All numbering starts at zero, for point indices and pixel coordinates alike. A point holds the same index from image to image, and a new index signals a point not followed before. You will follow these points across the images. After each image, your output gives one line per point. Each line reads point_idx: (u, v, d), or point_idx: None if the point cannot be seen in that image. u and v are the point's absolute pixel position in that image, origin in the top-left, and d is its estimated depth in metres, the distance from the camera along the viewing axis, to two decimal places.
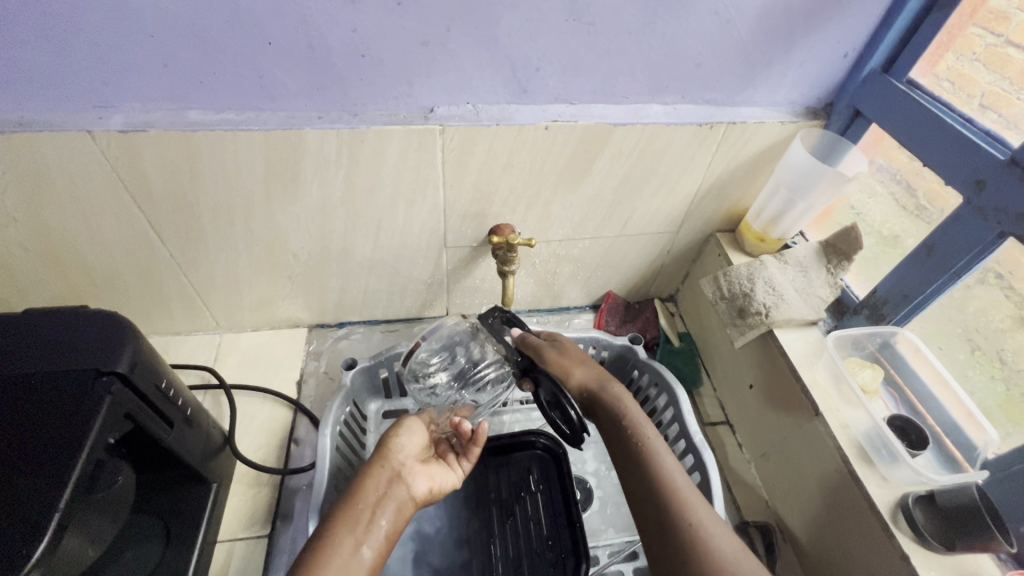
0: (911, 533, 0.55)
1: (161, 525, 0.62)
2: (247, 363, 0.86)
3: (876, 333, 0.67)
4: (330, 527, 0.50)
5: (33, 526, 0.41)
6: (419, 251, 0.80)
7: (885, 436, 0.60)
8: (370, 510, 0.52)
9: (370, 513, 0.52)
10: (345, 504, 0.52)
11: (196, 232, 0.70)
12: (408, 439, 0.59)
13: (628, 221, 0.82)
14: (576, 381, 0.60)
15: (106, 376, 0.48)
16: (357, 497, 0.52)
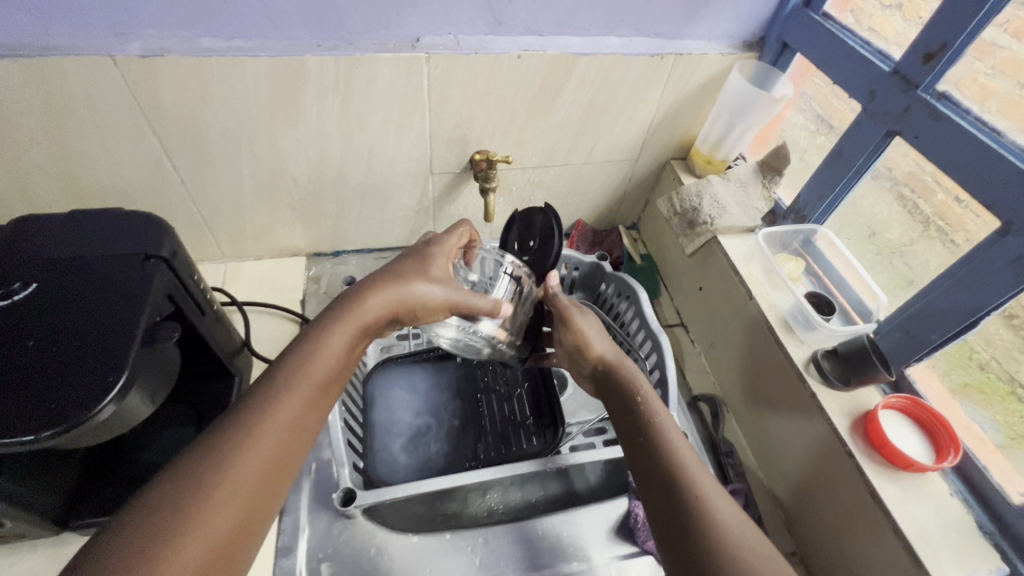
0: (819, 377, 0.69)
1: (194, 411, 0.71)
2: (253, 286, 0.94)
3: (799, 230, 0.81)
4: (302, 351, 0.50)
5: (113, 363, 0.48)
6: (408, 178, 0.89)
7: (803, 308, 0.73)
8: (344, 343, 0.52)
9: (346, 349, 0.53)
10: (320, 333, 0.52)
11: (206, 157, 0.78)
12: (423, 287, 0.55)
13: (594, 148, 0.92)
14: (596, 353, 0.62)
15: (153, 259, 0.56)
16: (332, 331, 0.52)
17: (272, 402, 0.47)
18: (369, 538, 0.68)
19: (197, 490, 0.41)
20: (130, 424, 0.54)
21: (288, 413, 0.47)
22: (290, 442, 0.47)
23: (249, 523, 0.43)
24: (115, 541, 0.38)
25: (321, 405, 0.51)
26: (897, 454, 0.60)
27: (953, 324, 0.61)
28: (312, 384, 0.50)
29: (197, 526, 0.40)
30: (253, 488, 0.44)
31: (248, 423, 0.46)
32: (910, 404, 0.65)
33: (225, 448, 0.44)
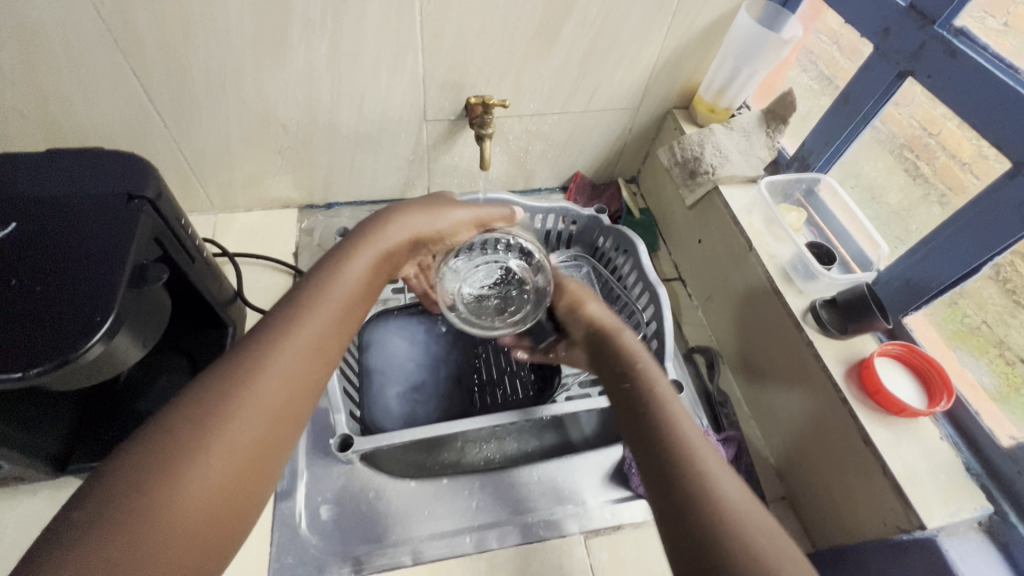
0: (816, 326, 0.69)
1: (188, 360, 0.71)
2: (244, 237, 0.92)
3: (802, 179, 0.79)
4: (333, 267, 0.51)
5: (100, 303, 0.47)
6: (401, 125, 0.86)
7: (803, 258, 0.72)
8: (370, 266, 0.53)
9: (372, 271, 0.53)
10: (345, 254, 0.53)
11: (189, 99, 0.74)
12: (438, 216, 0.61)
13: (593, 95, 0.89)
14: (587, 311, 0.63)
15: (137, 199, 0.54)
16: (359, 251, 0.53)
17: (306, 310, 0.47)
18: (368, 482, 0.69)
19: (237, 385, 0.42)
20: (115, 370, 0.53)
21: (314, 330, 0.47)
22: (325, 348, 0.47)
23: (288, 421, 0.43)
24: (160, 428, 0.39)
25: (352, 316, 0.50)
26: (890, 400, 0.61)
27: (955, 270, 0.60)
28: (336, 303, 0.49)
29: (242, 414, 0.41)
30: (278, 399, 0.43)
31: (274, 335, 0.45)
32: (907, 352, 0.65)
33: (258, 348, 0.44)
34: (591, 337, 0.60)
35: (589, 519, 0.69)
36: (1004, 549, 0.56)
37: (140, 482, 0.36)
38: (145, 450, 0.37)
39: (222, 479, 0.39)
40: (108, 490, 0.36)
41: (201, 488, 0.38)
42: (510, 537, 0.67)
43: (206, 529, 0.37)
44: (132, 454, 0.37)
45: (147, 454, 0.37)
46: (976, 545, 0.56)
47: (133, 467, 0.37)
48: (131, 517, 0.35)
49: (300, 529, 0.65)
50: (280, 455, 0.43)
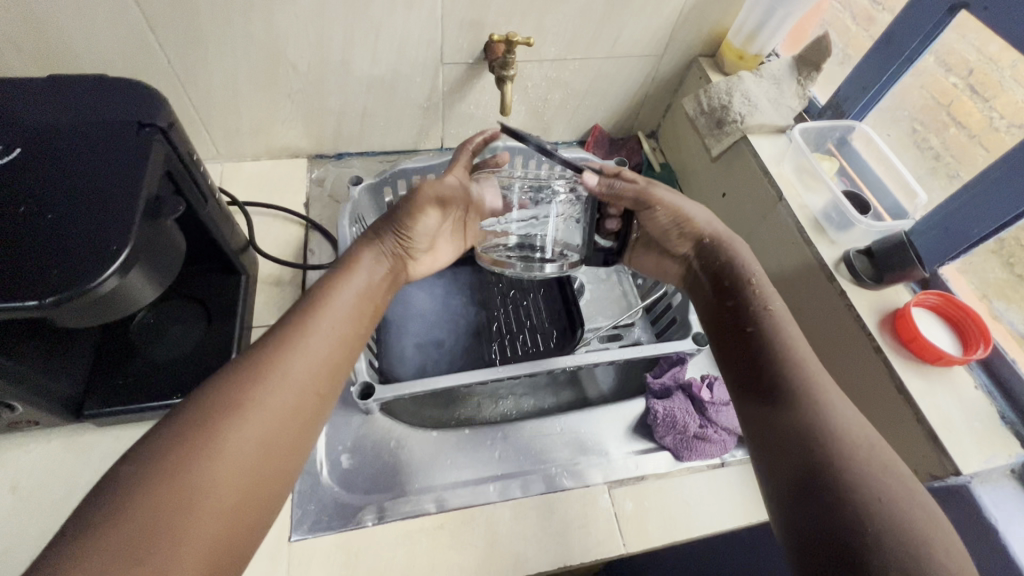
0: (849, 275, 0.67)
1: (203, 307, 0.68)
2: (252, 187, 0.88)
3: (836, 127, 0.76)
4: (337, 276, 0.53)
5: (116, 232, 0.45)
6: (418, 68, 0.82)
7: (839, 205, 0.70)
8: (371, 276, 0.54)
9: (374, 279, 0.55)
10: (347, 265, 0.54)
11: (196, 32, 0.70)
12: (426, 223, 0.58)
13: (618, 39, 0.85)
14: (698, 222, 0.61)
15: (148, 127, 0.51)
16: (359, 265, 0.54)
17: (307, 326, 0.47)
18: (388, 431, 0.68)
19: (246, 390, 0.42)
20: (132, 307, 0.50)
21: (319, 340, 0.47)
22: (332, 353, 0.48)
23: (296, 426, 0.44)
24: (170, 434, 0.39)
25: (360, 321, 0.52)
26: (927, 347, 0.59)
27: (1001, 215, 0.58)
28: (339, 317, 0.50)
29: (249, 424, 0.41)
30: (285, 410, 0.43)
31: (279, 346, 0.45)
32: (942, 301, 0.63)
33: (264, 356, 0.44)
34: (698, 249, 0.61)
35: (613, 469, 0.68)
36: None
37: (152, 484, 0.36)
38: (149, 461, 0.37)
39: (234, 481, 0.39)
40: (120, 493, 0.36)
41: (215, 487, 0.38)
42: (533, 486, 0.66)
43: (221, 529, 0.38)
44: (141, 460, 0.37)
45: (157, 458, 0.38)
46: (1010, 492, 0.55)
47: (143, 471, 0.37)
48: (145, 517, 0.35)
49: (321, 477, 0.64)
50: (291, 460, 0.43)
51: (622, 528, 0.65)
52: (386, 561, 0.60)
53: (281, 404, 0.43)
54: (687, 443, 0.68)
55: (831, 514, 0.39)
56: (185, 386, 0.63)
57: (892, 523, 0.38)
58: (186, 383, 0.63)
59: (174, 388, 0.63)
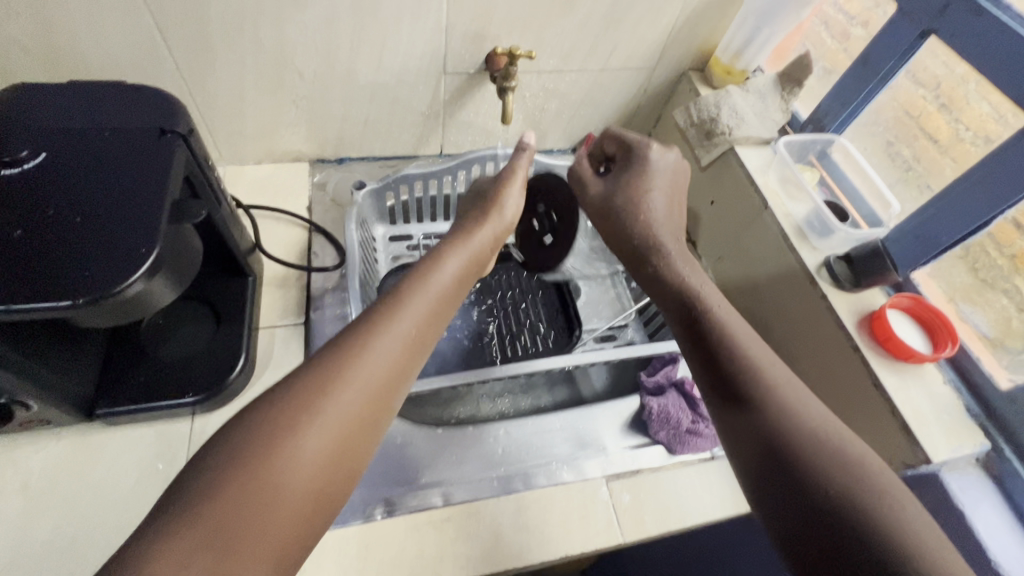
0: (830, 280, 0.72)
1: (212, 308, 0.70)
2: (255, 190, 0.90)
3: (818, 140, 0.81)
4: (407, 287, 0.52)
5: (145, 236, 0.46)
6: (421, 77, 0.85)
7: (821, 215, 0.74)
8: (454, 275, 0.56)
9: (457, 277, 0.56)
10: (435, 260, 0.56)
11: (205, 39, 0.71)
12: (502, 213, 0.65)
13: (613, 53, 0.89)
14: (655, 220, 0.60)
15: (170, 134, 0.52)
16: (444, 262, 0.56)
17: (389, 318, 0.48)
18: (395, 429, 0.71)
19: (328, 379, 0.42)
20: (153, 307, 0.51)
21: (399, 334, 0.47)
22: (399, 362, 0.47)
23: (363, 436, 0.43)
24: (261, 413, 0.40)
25: (433, 322, 0.51)
26: (901, 346, 0.64)
27: (967, 224, 0.63)
28: (420, 313, 0.50)
29: (327, 413, 0.41)
30: (361, 402, 0.43)
31: (363, 334, 0.46)
32: (913, 303, 0.68)
33: (337, 360, 0.44)
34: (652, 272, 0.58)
35: (610, 463, 0.71)
36: (998, 480, 0.61)
37: (241, 466, 0.37)
38: (239, 445, 0.38)
39: (306, 482, 0.39)
40: (216, 473, 0.37)
41: (293, 478, 0.38)
42: (536, 480, 0.69)
43: (289, 530, 0.37)
44: (221, 453, 0.38)
45: (235, 453, 0.38)
46: (973, 479, 0.61)
47: (221, 465, 0.37)
48: (224, 509, 0.35)
49: None
50: (356, 471, 0.42)
51: (619, 519, 0.68)
52: (395, 553, 0.62)
53: (363, 394, 0.43)
54: (681, 438, 0.72)
55: (800, 502, 0.40)
56: (198, 385, 0.65)
57: (882, 509, 0.38)
58: (196, 383, 0.65)
59: (186, 388, 0.65)
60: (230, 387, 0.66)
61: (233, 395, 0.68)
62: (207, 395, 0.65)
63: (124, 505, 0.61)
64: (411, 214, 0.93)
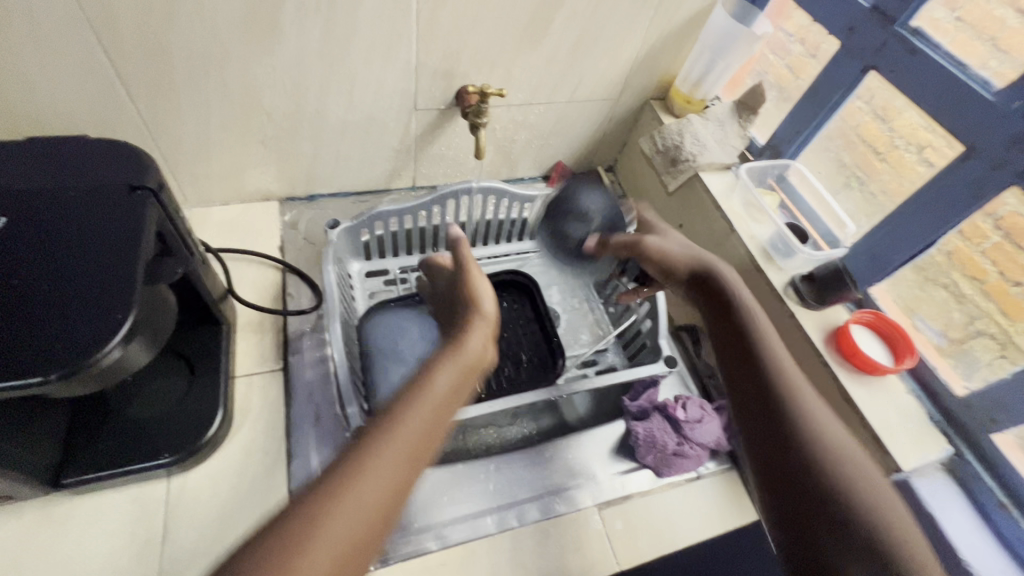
0: (797, 299, 0.76)
1: (184, 361, 0.67)
2: (223, 232, 0.87)
3: (776, 165, 0.86)
4: (433, 358, 0.48)
5: (119, 300, 0.44)
6: (392, 113, 0.85)
7: (783, 237, 0.78)
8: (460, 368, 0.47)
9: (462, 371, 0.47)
10: (445, 346, 0.49)
11: (169, 84, 0.70)
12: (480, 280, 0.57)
13: (579, 85, 0.91)
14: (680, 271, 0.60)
15: (141, 190, 0.51)
16: (452, 350, 0.49)
17: (399, 416, 0.42)
18: None
19: (331, 493, 0.36)
20: (131, 370, 0.49)
21: (412, 431, 0.41)
22: (439, 439, 0.43)
23: (366, 558, 0.36)
24: (259, 539, 0.34)
25: (444, 419, 0.44)
26: (865, 360, 0.68)
27: (916, 244, 0.68)
28: (431, 407, 0.44)
29: (327, 534, 0.35)
30: (366, 520, 0.37)
31: (372, 435, 0.40)
32: (875, 319, 0.72)
33: (380, 438, 0.40)
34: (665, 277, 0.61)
35: (601, 492, 0.72)
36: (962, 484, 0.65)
37: None
38: None
39: None
40: None
41: None
42: (529, 515, 0.69)
43: None
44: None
45: (261, 554, 0.33)
46: (940, 483, 0.64)
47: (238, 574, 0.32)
48: None
49: None
50: None
51: (614, 548, 0.68)
52: None
53: (364, 510, 0.37)
54: (667, 460, 0.73)
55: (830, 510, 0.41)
56: (173, 444, 0.62)
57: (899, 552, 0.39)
58: (171, 442, 0.62)
59: (160, 448, 0.62)
60: (208, 443, 0.64)
61: (211, 451, 0.65)
62: (183, 454, 0.62)
63: None
64: (387, 249, 0.93)
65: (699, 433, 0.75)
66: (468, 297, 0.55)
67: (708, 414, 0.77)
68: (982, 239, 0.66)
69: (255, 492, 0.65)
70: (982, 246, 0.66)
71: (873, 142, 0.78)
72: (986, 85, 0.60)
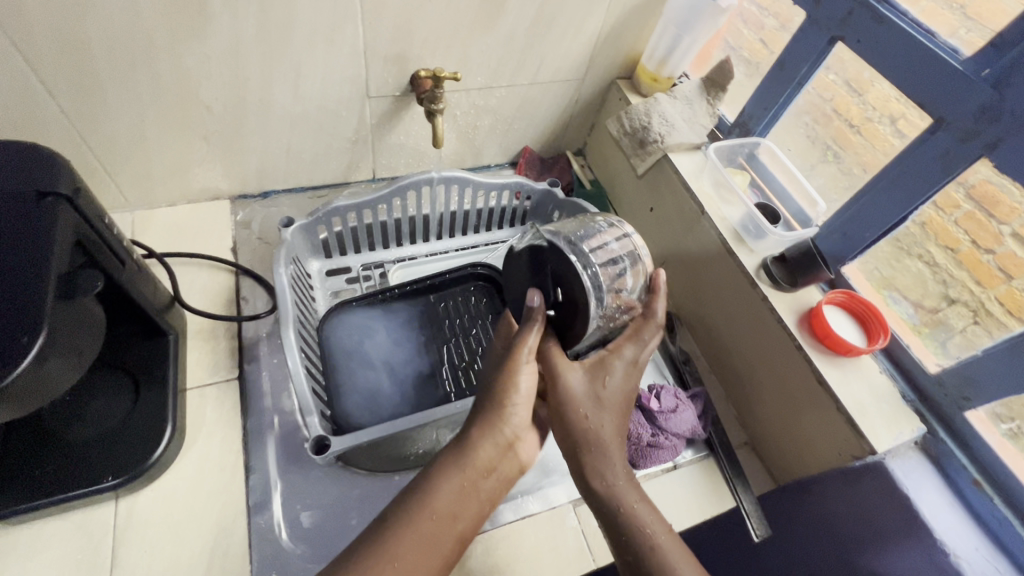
0: (769, 282, 0.74)
1: (127, 376, 0.63)
2: (170, 235, 0.82)
3: (745, 143, 0.83)
4: (438, 471, 0.50)
5: (25, 321, 0.40)
6: (343, 102, 0.80)
7: (754, 218, 0.76)
8: (461, 486, 0.50)
9: (465, 489, 0.50)
10: (459, 451, 0.51)
11: (92, 79, 0.64)
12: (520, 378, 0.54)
13: (541, 66, 0.87)
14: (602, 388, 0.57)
15: (50, 197, 0.46)
16: (459, 465, 0.51)
17: (396, 533, 0.46)
18: (346, 484, 0.66)
19: None
20: (55, 392, 0.45)
21: (406, 548, 0.45)
22: (442, 545, 0.47)
23: None
24: None
25: (439, 541, 0.47)
26: (838, 342, 0.66)
27: (885, 222, 0.66)
28: (427, 522, 0.47)
29: None
30: None
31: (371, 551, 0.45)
32: (847, 299, 0.71)
33: (393, 544, 0.45)
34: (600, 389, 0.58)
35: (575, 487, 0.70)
36: (935, 462, 0.64)
37: None
38: None
39: None
40: None
41: None
42: (502, 516, 0.67)
43: None
44: None
45: None
46: (913, 463, 0.64)
47: None
48: None
49: (280, 542, 0.61)
50: None
51: (590, 544, 0.67)
52: None
53: None
54: (642, 452, 0.72)
55: None
56: (117, 466, 0.58)
57: None
58: (116, 463, 0.58)
59: (103, 471, 0.58)
60: (157, 462, 0.60)
61: (161, 470, 0.62)
62: (128, 476, 0.58)
63: None
64: (347, 246, 0.88)
65: (674, 423, 0.74)
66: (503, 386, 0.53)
67: (682, 403, 0.75)
68: (954, 208, 0.66)
69: (210, 510, 0.61)
70: (954, 214, 0.66)
71: (846, 113, 0.78)
72: (955, 53, 0.58)
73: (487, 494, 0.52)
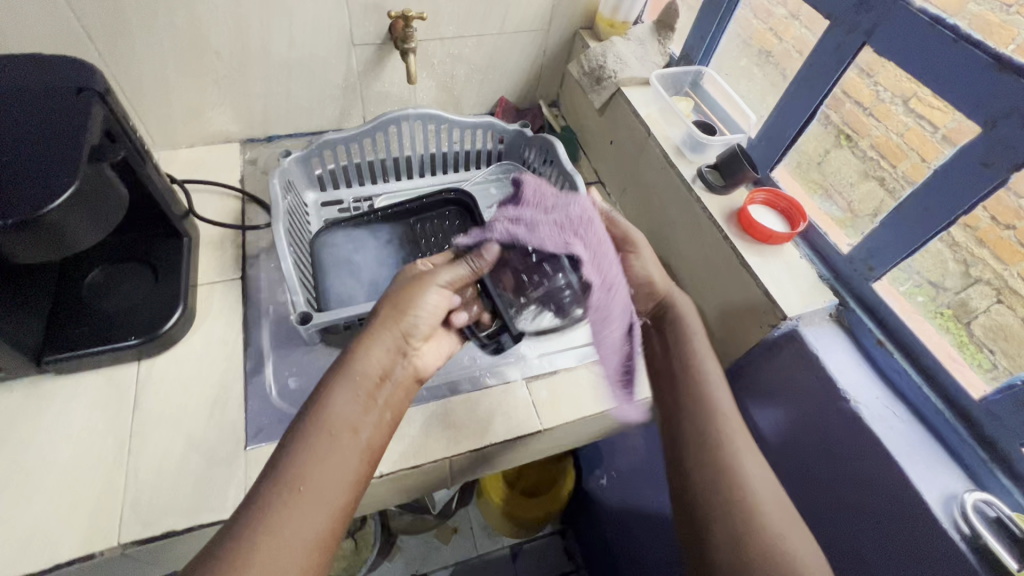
0: (704, 186, 0.82)
1: (148, 265, 0.76)
2: (189, 169, 0.96)
3: (689, 72, 0.93)
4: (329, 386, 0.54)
5: (66, 169, 0.52)
6: (332, 50, 0.93)
7: (691, 132, 0.85)
8: (358, 398, 0.54)
9: (365, 394, 0.54)
10: (349, 360, 0.56)
11: (121, 26, 0.78)
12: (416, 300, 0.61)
13: (506, 17, 0.98)
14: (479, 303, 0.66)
15: (87, 91, 0.59)
16: (346, 377, 0.54)
17: (306, 444, 0.50)
18: (328, 358, 0.77)
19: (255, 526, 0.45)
20: (84, 238, 0.57)
21: (320, 454, 0.49)
22: (353, 451, 0.51)
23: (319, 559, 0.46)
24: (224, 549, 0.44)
25: (353, 439, 0.52)
26: (758, 228, 0.74)
27: (799, 119, 0.74)
28: (330, 426, 0.51)
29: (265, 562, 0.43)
30: (306, 539, 0.46)
31: (285, 466, 0.48)
32: (772, 195, 0.78)
33: (303, 463, 0.48)
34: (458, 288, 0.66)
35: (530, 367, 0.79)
36: (849, 329, 0.71)
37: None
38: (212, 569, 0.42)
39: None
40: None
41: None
42: (461, 387, 0.76)
43: None
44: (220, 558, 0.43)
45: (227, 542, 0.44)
46: (827, 330, 0.70)
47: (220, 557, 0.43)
48: None
49: (270, 397, 0.72)
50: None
51: (539, 411, 0.76)
52: None
53: (297, 542, 0.45)
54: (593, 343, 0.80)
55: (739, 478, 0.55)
56: (138, 330, 0.71)
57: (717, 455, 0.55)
58: (137, 328, 0.71)
59: (127, 333, 0.70)
60: (170, 331, 0.72)
61: (173, 340, 0.74)
62: (146, 338, 0.71)
63: (76, 442, 0.66)
64: (339, 180, 1.00)
65: None
66: (402, 300, 0.60)
67: None
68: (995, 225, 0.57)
69: (214, 373, 0.73)
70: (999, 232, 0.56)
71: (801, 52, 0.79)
72: None
73: (399, 386, 0.58)
